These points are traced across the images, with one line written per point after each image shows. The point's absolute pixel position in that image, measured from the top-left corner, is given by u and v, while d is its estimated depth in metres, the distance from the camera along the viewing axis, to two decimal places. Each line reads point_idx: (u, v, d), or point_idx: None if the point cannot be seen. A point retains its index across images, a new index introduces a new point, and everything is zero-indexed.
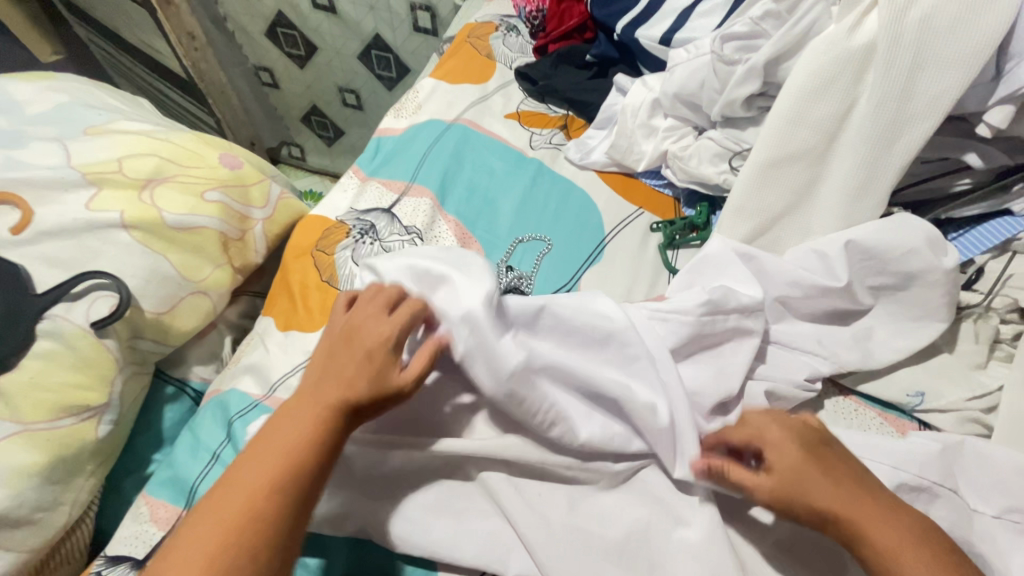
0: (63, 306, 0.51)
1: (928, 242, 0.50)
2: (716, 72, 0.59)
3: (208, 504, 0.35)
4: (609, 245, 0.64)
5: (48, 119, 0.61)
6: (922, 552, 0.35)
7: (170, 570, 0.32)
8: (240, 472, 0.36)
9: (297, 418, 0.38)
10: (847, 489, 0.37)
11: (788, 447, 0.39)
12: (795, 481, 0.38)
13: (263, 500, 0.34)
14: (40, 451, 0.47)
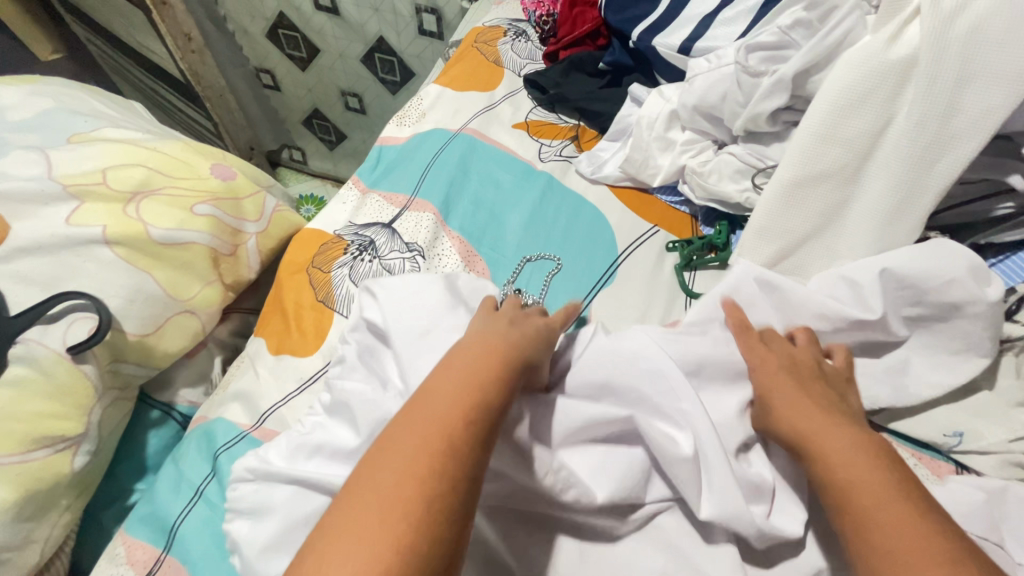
0: (37, 329, 0.47)
1: (970, 271, 0.46)
2: (740, 85, 0.56)
3: (401, 430, 0.32)
4: (623, 266, 0.60)
5: (30, 126, 0.57)
6: (862, 453, 0.36)
7: (369, 497, 0.29)
8: (423, 406, 0.33)
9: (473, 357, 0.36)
10: (807, 396, 0.40)
11: (768, 363, 0.43)
12: (766, 391, 0.41)
13: (459, 427, 0.32)
14: (10, 487, 0.44)
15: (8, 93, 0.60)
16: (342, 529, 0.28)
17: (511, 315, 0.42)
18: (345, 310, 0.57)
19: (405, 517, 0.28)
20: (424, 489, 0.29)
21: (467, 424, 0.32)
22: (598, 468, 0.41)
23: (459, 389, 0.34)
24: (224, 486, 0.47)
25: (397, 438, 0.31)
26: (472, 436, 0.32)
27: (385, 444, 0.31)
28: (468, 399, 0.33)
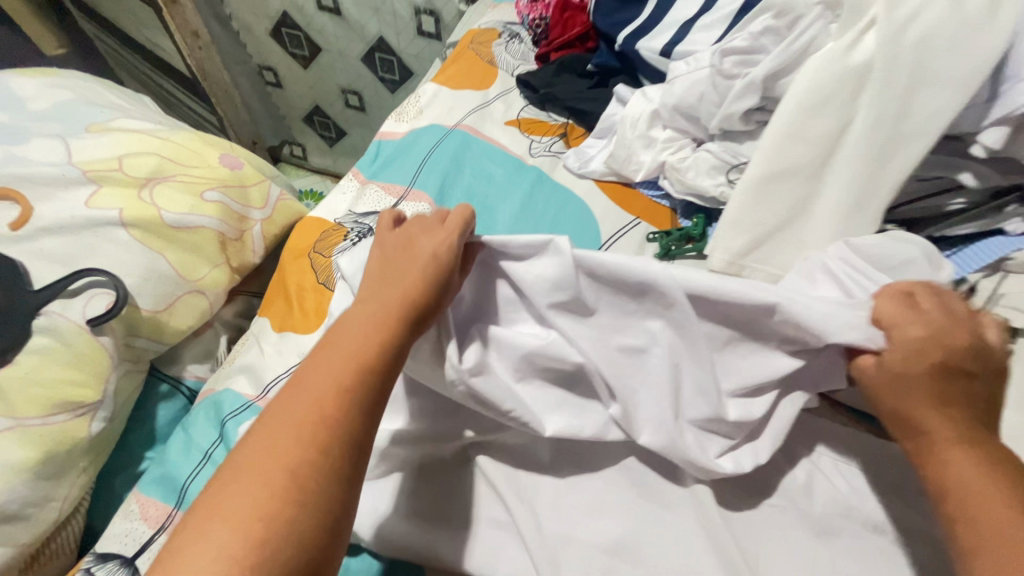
0: (60, 303, 0.51)
1: (925, 255, 0.47)
2: (715, 86, 0.60)
3: (281, 408, 0.33)
4: (606, 254, 0.64)
5: (50, 116, 0.61)
6: (999, 479, 0.31)
7: (245, 476, 0.31)
8: (304, 381, 0.34)
9: (358, 324, 0.37)
10: (948, 407, 0.34)
11: (910, 348, 0.36)
12: (898, 381, 0.35)
13: (336, 400, 0.33)
14: (34, 447, 0.47)
15: (29, 85, 0.63)
16: (220, 508, 0.30)
17: (400, 263, 0.41)
18: None
19: (279, 494, 0.30)
20: (298, 468, 0.31)
21: (346, 393, 0.34)
22: (555, 408, 0.45)
23: (338, 365, 0.35)
24: (231, 449, 0.51)
25: (270, 421, 0.33)
26: (346, 410, 0.33)
27: (259, 428, 0.33)
28: (344, 373, 0.35)
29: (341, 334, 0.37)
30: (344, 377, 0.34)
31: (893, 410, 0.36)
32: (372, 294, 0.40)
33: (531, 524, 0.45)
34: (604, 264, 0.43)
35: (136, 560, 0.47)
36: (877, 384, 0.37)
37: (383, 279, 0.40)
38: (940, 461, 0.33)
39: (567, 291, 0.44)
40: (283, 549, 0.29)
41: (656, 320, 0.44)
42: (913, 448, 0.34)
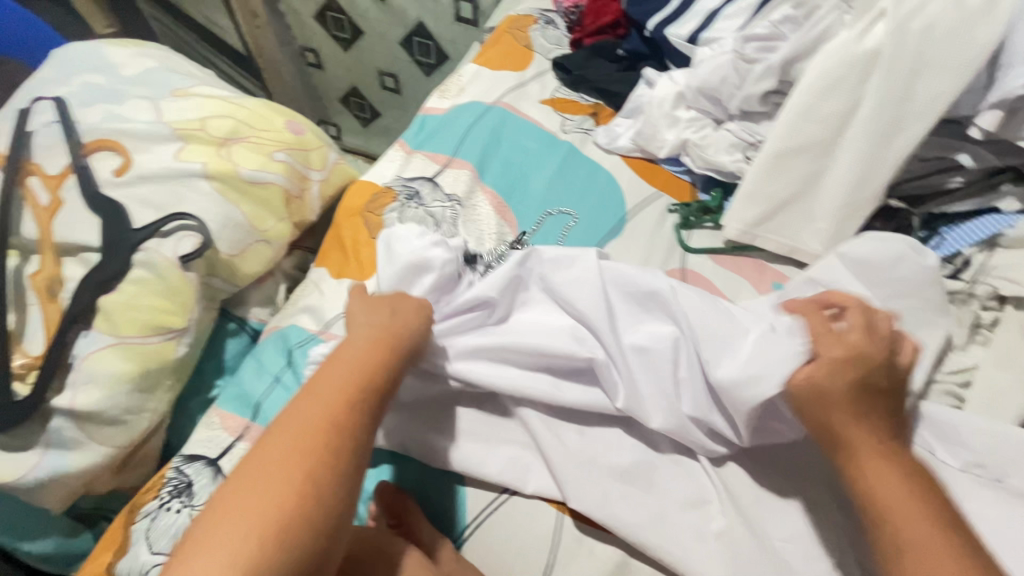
0: (155, 240, 0.58)
1: (912, 248, 0.56)
2: (737, 70, 0.66)
3: (289, 420, 0.41)
4: (630, 222, 0.71)
5: (139, 80, 0.69)
6: (912, 483, 0.41)
7: (260, 472, 0.37)
8: (308, 398, 0.42)
9: (351, 358, 0.46)
10: (866, 420, 0.43)
11: (841, 368, 0.44)
12: (822, 398, 0.44)
13: (339, 413, 0.41)
14: (131, 362, 0.55)
15: (120, 53, 0.71)
16: (239, 497, 0.36)
17: (382, 312, 0.51)
18: None
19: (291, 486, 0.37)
20: (308, 463, 0.38)
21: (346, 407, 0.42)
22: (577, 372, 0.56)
23: (337, 386, 0.43)
24: (299, 373, 0.58)
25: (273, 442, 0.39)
26: (347, 422, 0.41)
27: (259, 449, 0.39)
28: (338, 400, 0.42)
29: (331, 370, 0.45)
30: (338, 401, 0.42)
31: (818, 424, 0.44)
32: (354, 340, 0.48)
33: (559, 447, 0.53)
34: (621, 276, 0.58)
35: (218, 461, 0.54)
36: (804, 403, 0.45)
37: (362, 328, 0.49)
38: (864, 474, 0.42)
39: (596, 283, 0.57)
40: (297, 544, 0.35)
41: (658, 317, 0.56)
42: (845, 461, 0.43)
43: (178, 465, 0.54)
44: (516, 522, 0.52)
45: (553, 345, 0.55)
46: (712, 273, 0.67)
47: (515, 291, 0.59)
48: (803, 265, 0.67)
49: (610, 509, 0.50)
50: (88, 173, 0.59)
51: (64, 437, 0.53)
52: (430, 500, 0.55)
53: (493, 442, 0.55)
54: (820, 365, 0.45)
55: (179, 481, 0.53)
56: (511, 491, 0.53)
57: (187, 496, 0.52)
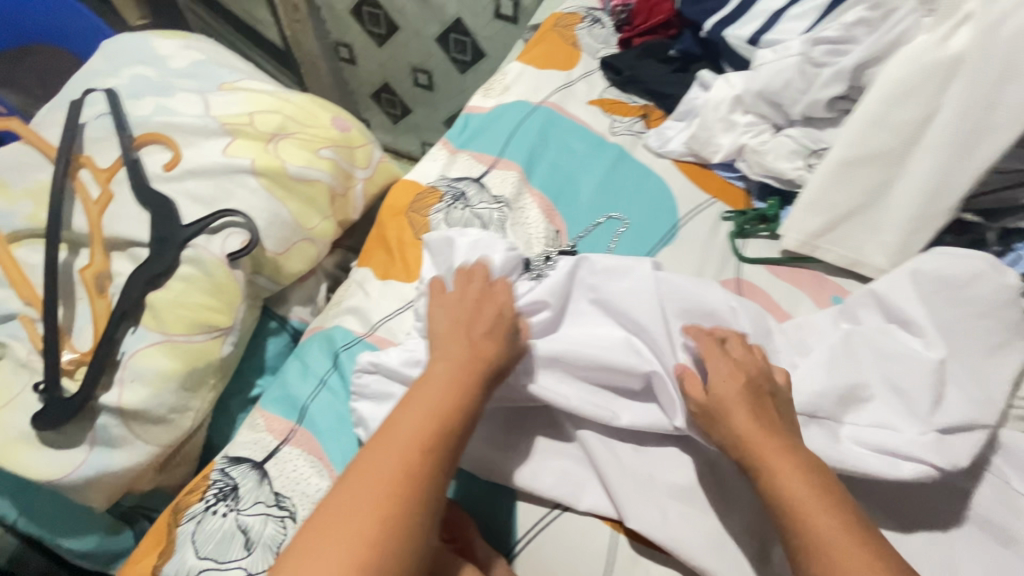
0: (203, 237, 0.57)
1: (989, 265, 0.54)
2: (803, 74, 0.63)
3: (390, 435, 0.39)
4: (683, 229, 0.68)
5: (186, 73, 0.68)
6: (811, 478, 0.41)
7: (358, 489, 0.36)
8: (410, 414, 0.40)
9: (450, 374, 0.43)
10: (760, 420, 0.44)
11: (731, 379, 0.47)
12: (721, 404, 0.46)
13: (438, 434, 0.39)
14: (178, 360, 0.54)
15: (167, 44, 0.70)
16: (336, 514, 0.35)
17: (478, 322, 0.48)
18: None
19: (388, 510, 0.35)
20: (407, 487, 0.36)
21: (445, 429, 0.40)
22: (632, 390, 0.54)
23: (436, 403, 0.41)
24: (345, 377, 0.57)
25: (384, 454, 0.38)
26: (444, 447, 0.39)
27: (363, 466, 0.37)
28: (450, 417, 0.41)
29: (434, 380, 0.43)
30: (443, 412, 0.41)
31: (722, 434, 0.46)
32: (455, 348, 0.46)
33: (614, 462, 0.51)
34: (676, 290, 0.56)
35: (264, 464, 0.53)
36: (708, 415, 0.47)
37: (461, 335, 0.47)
38: (767, 475, 0.42)
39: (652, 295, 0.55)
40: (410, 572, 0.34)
41: None
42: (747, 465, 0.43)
43: (222, 467, 0.54)
44: (569, 539, 0.50)
45: (609, 360, 0.52)
46: (769, 284, 0.65)
47: (564, 299, 0.57)
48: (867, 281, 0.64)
49: (670, 531, 0.48)
50: (138, 166, 0.58)
51: (111, 434, 0.52)
52: (478, 511, 0.54)
53: (544, 455, 0.53)
54: (717, 378, 0.47)
55: (223, 483, 0.52)
56: (563, 506, 0.52)
57: (232, 500, 0.51)
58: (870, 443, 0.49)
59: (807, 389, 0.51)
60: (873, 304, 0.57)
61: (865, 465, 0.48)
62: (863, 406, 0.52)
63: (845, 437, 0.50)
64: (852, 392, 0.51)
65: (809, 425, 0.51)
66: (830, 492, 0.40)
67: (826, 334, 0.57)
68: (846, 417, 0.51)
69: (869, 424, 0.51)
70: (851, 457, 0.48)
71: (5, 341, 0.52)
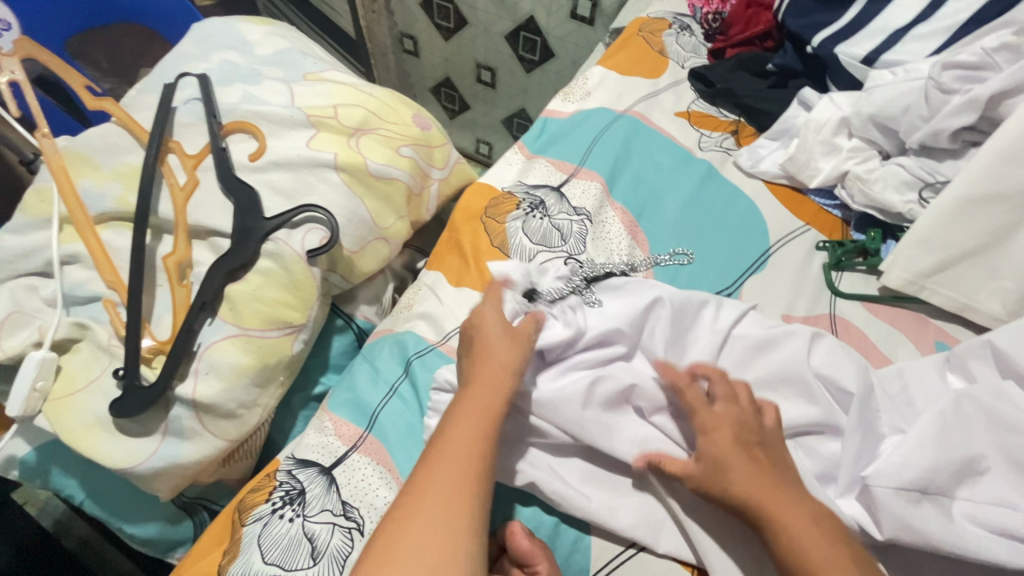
0: (284, 232, 0.56)
1: None
2: (928, 99, 0.59)
3: (451, 443, 0.41)
4: (774, 256, 0.64)
5: (273, 61, 0.67)
6: (821, 528, 0.40)
7: (425, 494, 0.38)
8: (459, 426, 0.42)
9: (487, 384, 0.45)
10: (759, 477, 0.42)
11: (720, 432, 0.44)
12: (716, 473, 0.43)
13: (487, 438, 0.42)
14: (251, 355, 0.53)
15: (255, 31, 0.70)
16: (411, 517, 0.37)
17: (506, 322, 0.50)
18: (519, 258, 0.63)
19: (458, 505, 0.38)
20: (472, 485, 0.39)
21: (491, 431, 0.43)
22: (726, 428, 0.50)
23: (480, 414, 0.43)
24: (417, 386, 0.56)
25: (432, 490, 0.38)
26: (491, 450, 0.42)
27: (434, 479, 0.39)
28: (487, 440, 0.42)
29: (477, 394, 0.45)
30: (491, 418, 0.43)
31: (723, 494, 0.43)
32: (481, 363, 0.47)
33: (698, 508, 0.47)
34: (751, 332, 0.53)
35: (332, 470, 0.52)
36: (704, 478, 0.43)
37: (494, 345, 0.48)
38: (781, 530, 0.40)
39: None
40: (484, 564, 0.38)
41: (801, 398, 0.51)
42: (760, 523, 0.41)
43: (289, 469, 0.53)
44: None
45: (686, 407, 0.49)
46: (866, 323, 0.60)
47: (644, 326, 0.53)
48: (981, 331, 0.59)
49: None
50: (225, 155, 0.57)
51: (183, 426, 0.51)
52: (556, 545, 0.49)
53: (620, 492, 0.50)
54: (707, 432, 0.45)
55: (290, 486, 0.51)
56: (639, 546, 0.48)
57: (299, 505, 0.50)
58: (991, 524, 0.43)
59: (918, 460, 0.45)
60: (987, 357, 0.51)
61: (986, 552, 0.42)
62: (980, 479, 0.45)
63: (959, 515, 0.44)
64: (967, 465, 0.45)
65: (921, 502, 0.44)
66: (835, 534, 0.40)
67: (935, 388, 0.52)
68: (959, 491, 0.45)
69: (986, 502, 0.44)
70: (967, 541, 0.43)
71: (88, 323, 0.52)
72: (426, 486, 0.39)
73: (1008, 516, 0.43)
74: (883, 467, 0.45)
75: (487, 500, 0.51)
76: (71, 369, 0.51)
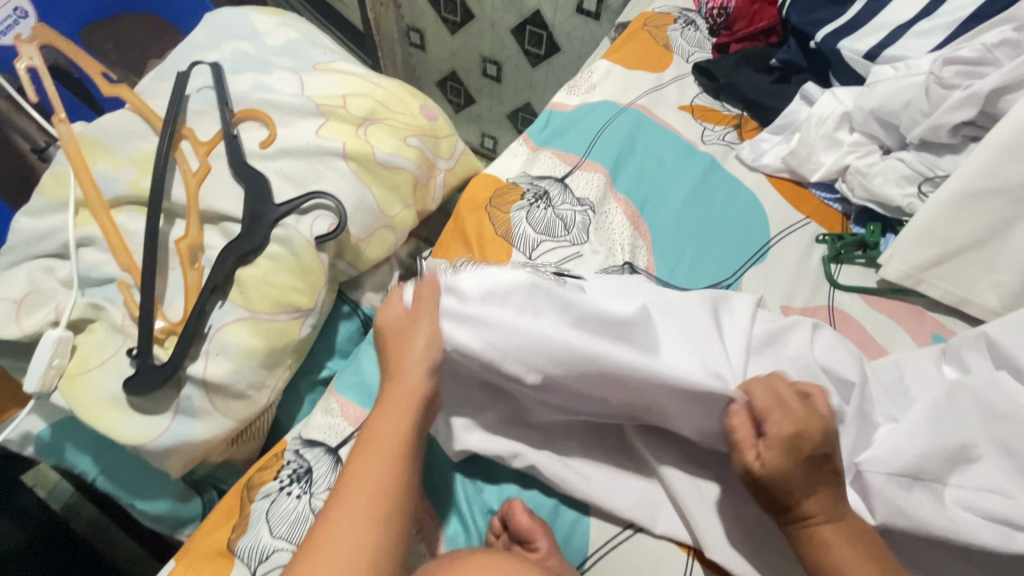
0: (294, 218, 0.57)
1: None
2: (928, 94, 0.60)
3: (351, 499, 0.39)
4: (774, 248, 0.65)
5: (283, 51, 0.68)
6: (860, 544, 0.40)
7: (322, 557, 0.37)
8: (359, 475, 0.40)
9: (391, 425, 0.42)
10: (817, 490, 0.40)
11: (795, 446, 0.39)
12: (779, 480, 0.40)
13: (390, 486, 0.40)
14: (261, 337, 0.55)
15: (266, 21, 0.71)
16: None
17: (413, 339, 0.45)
18: (523, 248, 0.64)
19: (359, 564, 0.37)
20: (373, 542, 0.38)
21: (395, 477, 0.41)
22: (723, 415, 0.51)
23: (381, 460, 0.41)
24: None
25: (325, 554, 0.37)
26: (397, 498, 0.40)
27: (331, 540, 0.38)
28: (391, 486, 0.40)
29: (378, 436, 0.42)
30: (394, 462, 0.41)
31: (789, 506, 0.41)
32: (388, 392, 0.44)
33: (694, 492, 0.49)
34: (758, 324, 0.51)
35: (338, 450, 0.53)
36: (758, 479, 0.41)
37: (393, 364, 0.45)
38: (816, 534, 0.41)
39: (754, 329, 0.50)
40: None
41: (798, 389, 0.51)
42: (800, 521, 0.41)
43: (296, 448, 0.54)
44: (644, 561, 0.48)
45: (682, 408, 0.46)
46: (864, 315, 0.61)
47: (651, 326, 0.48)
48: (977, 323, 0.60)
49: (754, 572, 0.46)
50: (237, 142, 0.58)
51: (193, 405, 0.52)
52: (555, 525, 0.51)
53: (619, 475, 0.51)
54: (777, 445, 0.40)
55: (298, 465, 0.53)
56: (637, 527, 0.50)
57: (306, 482, 0.51)
58: (980, 509, 0.44)
59: (912, 447, 0.46)
60: (982, 349, 0.52)
61: (976, 537, 0.43)
62: (971, 466, 0.46)
63: (950, 501, 0.45)
64: (959, 453, 0.46)
65: (913, 488, 0.45)
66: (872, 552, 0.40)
67: (930, 378, 0.53)
68: (951, 478, 0.46)
69: (977, 488, 0.45)
70: (957, 525, 0.44)
71: (102, 304, 0.53)
72: (318, 548, 0.37)
73: (996, 503, 0.44)
74: (876, 453, 0.47)
75: (489, 480, 0.53)
76: (86, 348, 0.53)
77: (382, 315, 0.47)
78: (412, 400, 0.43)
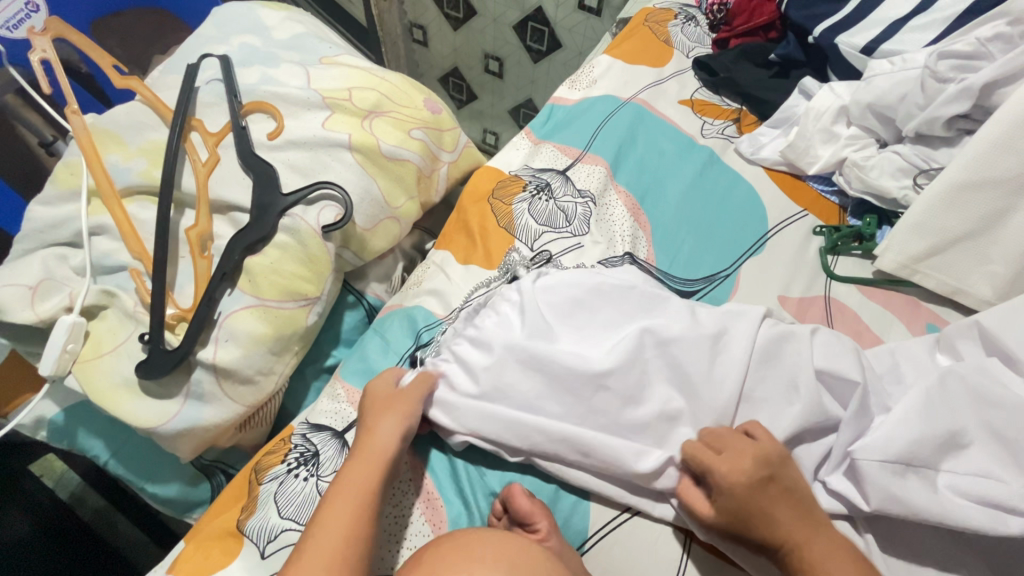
0: (301, 208, 0.58)
1: None
2: (923, 88, 0.61)
3: (311, 551, 0.42)
4: (772, 239, 0.66)
5: (289, 45, 0.69)
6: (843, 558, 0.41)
7: None
8: (322, 527, 0.43)
9: (357, 482, 0.46)
10: (782, 513, 0.42)
11: (737, 479, 0.43)
12: (736, 515, 0.43)
13: (349, 539, 0.43)
14: (269, 325, 0.56)
15: (273, 15, 0.72)
16: None
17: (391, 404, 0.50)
18: (524, 239, 0.65)
19: None
20: None
21: (353, 531, 0.43)
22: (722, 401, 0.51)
23: (342, 515, 0.44)
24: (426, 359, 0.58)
25: None
26: (353, 553, 0.42)
27: None
28: (349, 538, 0.43)
29: (344, 491, 0.45)
30: (355, 517, 0.44)
31: (763, 539, 0.42)
32: (358, 451, 0.48)
33: None
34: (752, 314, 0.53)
35: (345, 434, 0.54)
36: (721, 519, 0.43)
37: (370, 424, 0.49)
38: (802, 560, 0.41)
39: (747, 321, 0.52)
40: None
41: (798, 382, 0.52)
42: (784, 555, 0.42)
43: (303, 433, 0.55)
44: (641, 544, 0.49)
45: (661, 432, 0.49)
46: (860, 305, 0.62)
47: (643, 370, 0.50)
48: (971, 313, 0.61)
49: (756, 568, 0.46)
50: (245, 134, 0.60)
51: (203, 390, 0.53)
52: (557, 508, 0.51)
53: None
54: (722, 480, 0.43)
55: (305, 449, 0.54)
56: (637, 510, 0.50)
57: (313, 465, 0.52)
58: (971, 494, 0.45)
59: (905, 433, 0.47)
60: (974, 337, 0.53)
61: (967, 520, 0.44)
62: (963, 452, 0.47)
63: (943, 486, 0.46)
64: (951, 439, 0.47)
65: (905, 473, 0.46)
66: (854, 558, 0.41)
67: (924, 366, 0.54)
68: (943, 464, 0.47)
69: (968, 473, 0.46)
70: (949, 509, 0.45)
71: (114, 292, 0.54)
72: None
73: (988, 489, 0.45)
74: (868, 441, 0.48)
75: (493, 464, 0.53)
76: (99, 334, 0.54)
77: (371, 386, 0.52)
78: (379, 460, 0.47)
